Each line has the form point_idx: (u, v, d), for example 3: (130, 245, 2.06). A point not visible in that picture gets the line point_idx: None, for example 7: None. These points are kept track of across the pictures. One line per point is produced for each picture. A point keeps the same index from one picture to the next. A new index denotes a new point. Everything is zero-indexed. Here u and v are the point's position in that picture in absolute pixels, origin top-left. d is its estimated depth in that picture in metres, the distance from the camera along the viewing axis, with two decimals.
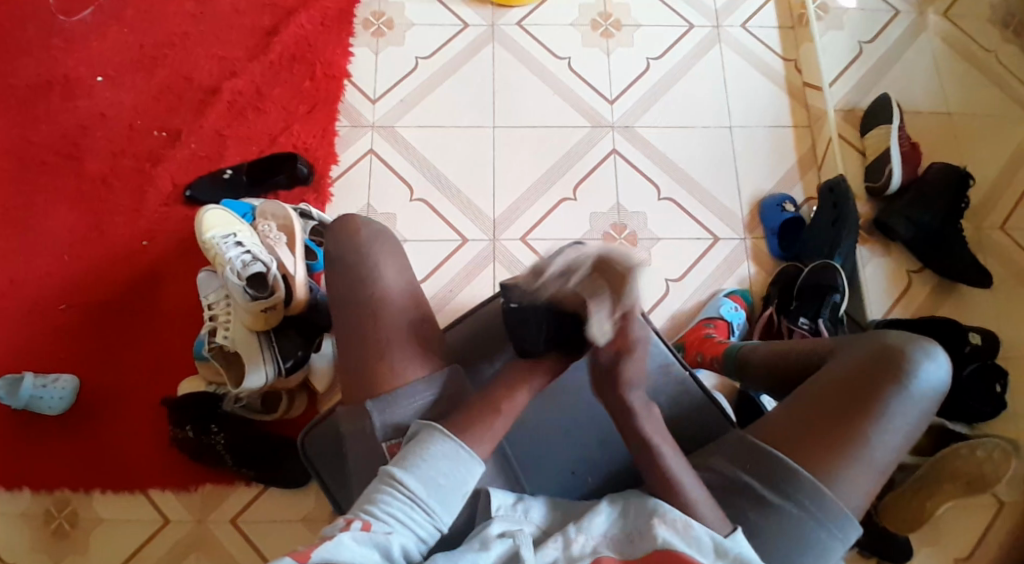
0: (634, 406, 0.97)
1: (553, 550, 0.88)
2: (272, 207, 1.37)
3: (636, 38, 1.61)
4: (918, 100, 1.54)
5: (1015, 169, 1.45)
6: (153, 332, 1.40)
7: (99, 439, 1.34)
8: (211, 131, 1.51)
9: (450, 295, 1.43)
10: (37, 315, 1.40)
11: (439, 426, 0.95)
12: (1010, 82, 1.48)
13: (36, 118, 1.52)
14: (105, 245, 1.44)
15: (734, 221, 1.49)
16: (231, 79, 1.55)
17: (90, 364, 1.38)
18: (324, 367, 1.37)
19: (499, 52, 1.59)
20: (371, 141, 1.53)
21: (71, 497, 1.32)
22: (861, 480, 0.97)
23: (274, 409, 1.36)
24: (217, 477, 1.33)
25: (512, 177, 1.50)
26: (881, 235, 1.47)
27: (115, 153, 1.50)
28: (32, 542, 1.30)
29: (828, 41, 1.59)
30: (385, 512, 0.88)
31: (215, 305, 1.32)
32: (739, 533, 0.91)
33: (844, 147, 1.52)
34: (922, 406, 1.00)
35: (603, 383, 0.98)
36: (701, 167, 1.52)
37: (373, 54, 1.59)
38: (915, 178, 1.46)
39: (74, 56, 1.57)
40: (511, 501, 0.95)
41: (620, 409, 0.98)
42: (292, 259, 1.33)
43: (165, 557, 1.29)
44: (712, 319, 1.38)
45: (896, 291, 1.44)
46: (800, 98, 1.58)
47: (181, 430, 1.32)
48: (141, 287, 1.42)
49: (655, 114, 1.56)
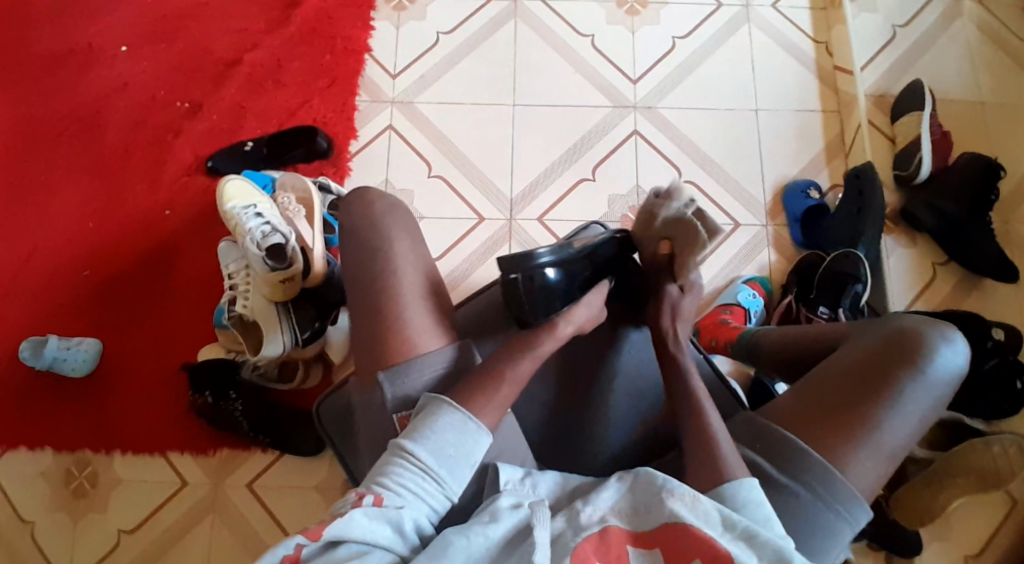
0: (680, 339, 1.06)
1: (560, 522, 0.89)
2: (292, 179, 1.40)
3: (662, 16, 1.59)
4: (951, 87, 1.49)
5: None
6: (173, 300, 1.43)
7: (121, 403, 1.38)
8: (231, 104, 1.53)
9: (465, 273, 1.43)
10: (58, 282, 1.43)
11: (445, 397, 0.95)
12: None
13: (61, 88, 1.55)
14: (128, 214, 1.47)
15: (757, 208, 1.47)
16: (251, 51, 1.56)
17: (110, 329, 1.41)
18: (341, 341, 1.39)
19: (521, 29, 1.58)
20: (390, 117, 1.53)
21: (92, 458, 1.36)
22: (872, 463, 0.95)
23: (290, 378, 1.38)
24: (234, 443, 1.36)
25: (529, 157, 1.49)
26: (906, 226, 1.44)
27: (138, 124, 1.52)
28: (54, 500, 1.34)
29: (860, 24, 1.54)
30: (396, 483, 0.89)
31: (234, 275, 1.34)
32: (754, 481, 0.91)
33: (873, 134, 1.49)
34: (937, 391, 0.98)
35: (656, 314, 1.07)
36: (721, 151, 1.50)
37: (394, 28, 1.58)
38: (945, 168, 1.42)
39: (98, 27, 1.59)
40: (518, 477, 0.96)
41: (662, 336, 1.06)
42: (311, 232, 1.35)
43: (181, 519, 1.33)
44: (729, 305, 1.37)
45: (918, 287, 1.41)
46: (829, 82, 1.54)
47: (200, 394, 1.35)
48: (162, 255, 1.45)
49: (678, 95, 1.53)
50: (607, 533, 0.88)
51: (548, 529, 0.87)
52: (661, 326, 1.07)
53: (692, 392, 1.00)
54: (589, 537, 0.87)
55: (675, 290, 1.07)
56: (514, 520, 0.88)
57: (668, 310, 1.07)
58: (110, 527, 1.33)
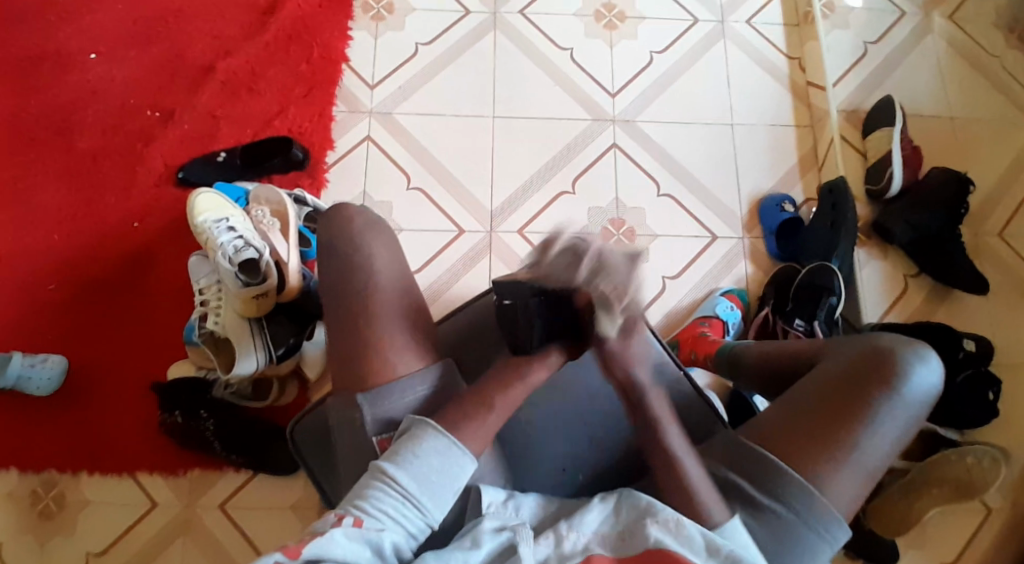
0: (641, 387, 0.96)
1: (545, 548, 0.87)
2: (266, 192, 1.37)
3: (640, 30, 1.60)
4: (921, 103, 1.53)
5: (1002, 190, 1.46)
6: (143, 315, 1.38)
7: (89, 422, 1.33)
8: (204, 112, 1.49)
9: (446, 285, 1.42)
10: (24, 295, 1.38)
11: (431, 420, 0.93)
12: (999, 77, 1.53)
13: (26, 93, 1.50)
14: (96, 225, 1.43)
15: (733, 220, 1.48)
16: (227, 59, 1.52)
17: (77, 346, 1.36)
18: (317, 356, 1.35)
19: (501, 40, 1.57)
20: (368, 128, 1.51)
21: (59, 479, 1.31)
22: (851, 482, 0.95)
23: (265, 395, 1.35)
24: (206, 462, 1.32)
25: (510, 169, 1.48)
26: (878, 239, 1.47)
27: (106, 131, 1.48)
28: (19, 523, 1.29)
29: (833, 40, 1.58)
30: (376, 508, 0.86)
31: (206, 290, 1.31)
32: (736, 523, 0.91)
33: (845, 148, 1.51)
34: (913, 411, 0.98)
35: (607, 367, 0.97)
36: (699, 164, 1.51)
37: (372, 38, 1.57)
38: (916, 181, 1.45)
39: (67, 31, 1.54)
40: (502, 499, 0.94)
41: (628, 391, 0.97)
42: (285, 246, 1.32)
43: (152, 542, 1.29)
44: (707, 317, 1.37)
45: (893, 295, 1.44)
46: (803, 97, 1.56)
47: (169, 415, 1.31)
48: (131, 268, 1.40)
49: (657, 108, 1.54)
50: (591, 561, 0.86)
51: (533, 550, 0.85)
52: (618, 378, 0.97)
53: (652, 409, 0.96)
54: None
55: (619, 339, 0.95)
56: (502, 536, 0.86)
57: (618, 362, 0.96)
58: (78, 549, 1.28)
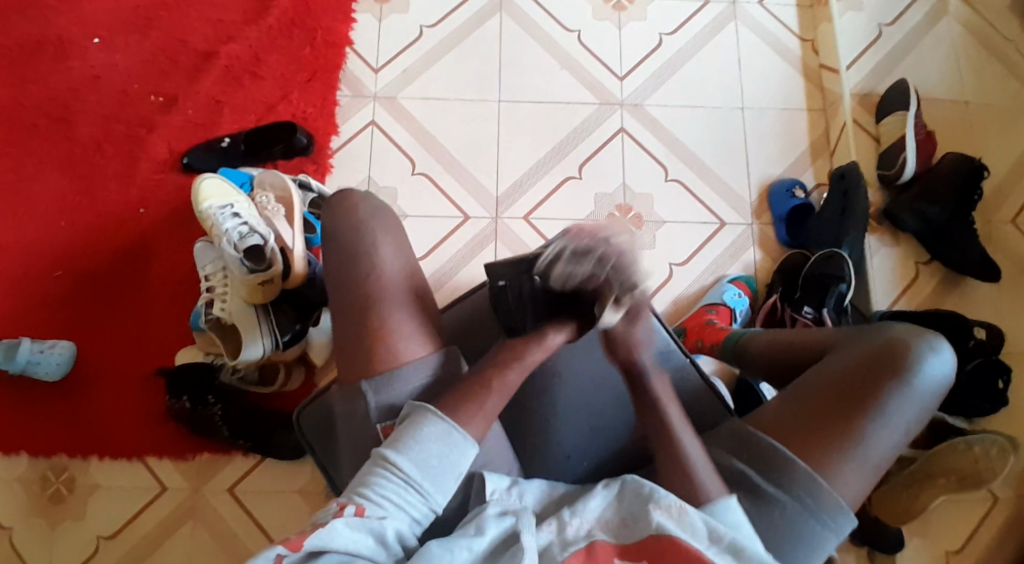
0: (645, 371, 0.97)
1: (548, 533, 0.87)
2: (271, 177, 1.36)
3: (649, 12, 1.57)
4: (935, 88, 1.50)
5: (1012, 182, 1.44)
6: (150, 302, 1.39)
7: (97, 408, 1.34)
8: (207, 98, 1.49)
9: (451, 271, 1.41)
10: (31, 282, 1.39)
11: (431, 406, 0.93)
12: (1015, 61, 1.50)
13: (30, 79, 1.49)
14: (103, 211, 1.43)
15: (741, 205, 1.47)
16: (229, 43, 1.51)
17: (84, 333, 1.37)
18: (323, 342, 1.35)
19: (507, 23, 1.55)
20: (373, 113, 1.50)
21: (69, 463, 1.32)
22: (860, 474, 0.95)
23: (271, 381, 1.34)
24: (214, 446, 1.33)
25: (517, 155, 1.47)
26: (890, 225, 1.45)
27: (111, 118, 1.47)
28: (31, 507, 1.31)
29: (846, 22, 1.54)
30: (379, 495, 0.86)
31: (211, 277, 1.31)
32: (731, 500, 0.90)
33: (858, 132, 1.49)
34: (923, 401, 0.97)
35: (610, 348, 0.97)
36: (706, 148, 1.49)
37: (376, 21, 1.55)
38: (928, 170, 1.42)
39: (69, 18, 1.53)
40: (505, 485, 0.94)
41: (630, 371, 0.97)
42: (290, 232, 1.32)
43: (162, 525, 1.30)
44: (714, 305, 1.36)
45: (903, 282, 1.42)
46: (815, 81, 1.53)
47: (178, 401, 1.32)
48: (138, 254, 1.41)
49: (665, 92, 1.52)
50: (593, 549, 0.86)
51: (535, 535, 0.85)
52: (620, 362, 0.97)
53: (652, 388, 0.96)
54: (576, 552, 0.85)
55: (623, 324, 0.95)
56: (504, 524, 0.86)
57: (623, 344, 0.96)
58: (88, 532, 1.30)
